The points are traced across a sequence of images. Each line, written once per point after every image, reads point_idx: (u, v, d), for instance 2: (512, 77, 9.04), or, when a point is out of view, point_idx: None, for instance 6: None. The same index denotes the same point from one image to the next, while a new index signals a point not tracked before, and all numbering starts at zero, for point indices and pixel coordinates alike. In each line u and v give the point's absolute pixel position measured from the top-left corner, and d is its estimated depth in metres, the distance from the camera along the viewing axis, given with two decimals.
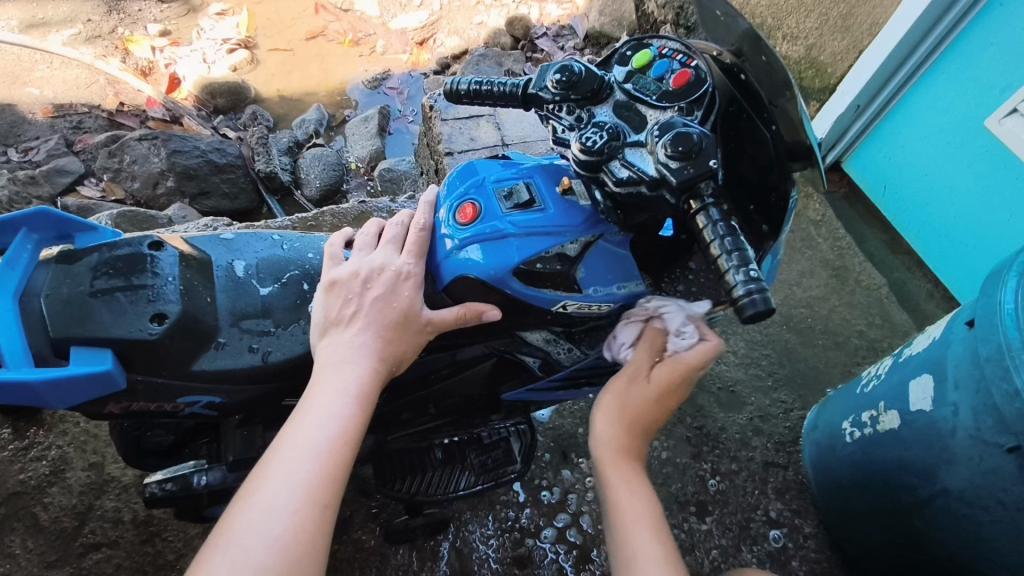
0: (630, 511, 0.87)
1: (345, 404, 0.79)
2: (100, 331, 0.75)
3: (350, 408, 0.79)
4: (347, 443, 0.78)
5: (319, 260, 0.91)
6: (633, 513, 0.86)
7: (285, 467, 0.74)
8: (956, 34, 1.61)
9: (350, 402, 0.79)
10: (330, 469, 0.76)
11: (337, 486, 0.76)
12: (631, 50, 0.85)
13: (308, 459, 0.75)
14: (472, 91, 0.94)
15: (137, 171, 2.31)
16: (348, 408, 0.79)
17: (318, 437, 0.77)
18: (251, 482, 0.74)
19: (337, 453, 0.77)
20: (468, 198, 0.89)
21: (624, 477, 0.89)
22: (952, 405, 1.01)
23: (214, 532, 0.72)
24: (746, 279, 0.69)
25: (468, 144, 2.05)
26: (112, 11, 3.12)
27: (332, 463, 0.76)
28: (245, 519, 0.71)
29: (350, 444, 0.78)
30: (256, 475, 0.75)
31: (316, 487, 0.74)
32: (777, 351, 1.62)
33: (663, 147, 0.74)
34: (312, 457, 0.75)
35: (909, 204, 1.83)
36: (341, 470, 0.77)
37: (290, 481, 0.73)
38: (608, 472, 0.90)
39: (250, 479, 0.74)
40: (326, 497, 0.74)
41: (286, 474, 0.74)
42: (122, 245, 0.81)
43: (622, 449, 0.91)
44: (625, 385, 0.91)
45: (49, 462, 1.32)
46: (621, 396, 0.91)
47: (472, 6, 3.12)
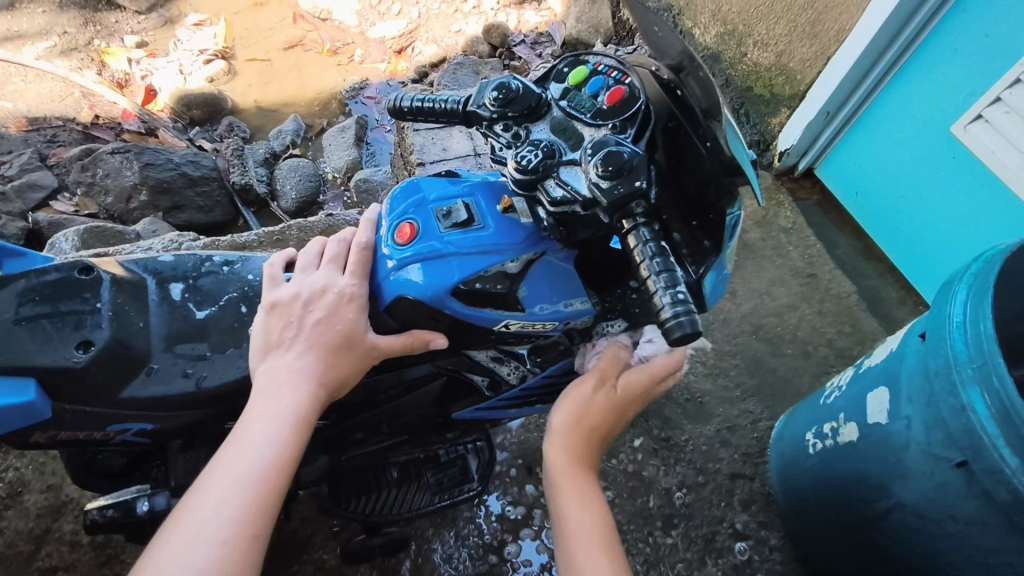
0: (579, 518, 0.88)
1: (281, 430, 0.77)
2: (23, 360, 0.73)
3: (287, 434, 0.78)
4: (282, 470, 0.77)
5: (259, 280, 0.90)
6: (578, 519, 0.88)
7: (216, 495, 0.73)
8: (920, 40, 1.61)
9: (287, 428, 0.78)
10: (262, 497, 0.74)
11: (269, 515, 0.75)
12: (568, 67, 0.85)
13: (240, 487, 0.74)
14: (415, 107, 0.94)
15: (109, 185, 2.29)
16: (285, 434, 0.78)
17: (251, 464, 0.75)
18: (181, 509, 0.73)
19: (271, 480, 0.76)
20: (407, 217, 0.88)
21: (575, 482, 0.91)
22: (906, 418, 1.00)
23: (141, 560, 0.70)
24: (674, 300, 0.68)
25: (440, 154, 2.05)
26: (87, 24, 3.11)
27: (265, 491, 0.75)
28: (171, 548, 0.69)
29: (285, 471, 0.77)
30: (188, 502, 0.73)
31: (246, 516, 0.73)
32: (746, 360, 1.61)
33: (594, 167, 0.73)
34: (243, 486, 0.74)
35: (881, 210, 1.83)
36: (275, 498, 0.76)
37: (219, 510, 0.72)
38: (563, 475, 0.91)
39: (180, 508, 0.73)
40: (256, 526, 0.73)
41: (216, 503, 0.72)
42: (50, 270, 0.80)
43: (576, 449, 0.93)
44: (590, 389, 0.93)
45: (6, 484, 1.31)
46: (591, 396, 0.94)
47: (450, 14, 3.12)
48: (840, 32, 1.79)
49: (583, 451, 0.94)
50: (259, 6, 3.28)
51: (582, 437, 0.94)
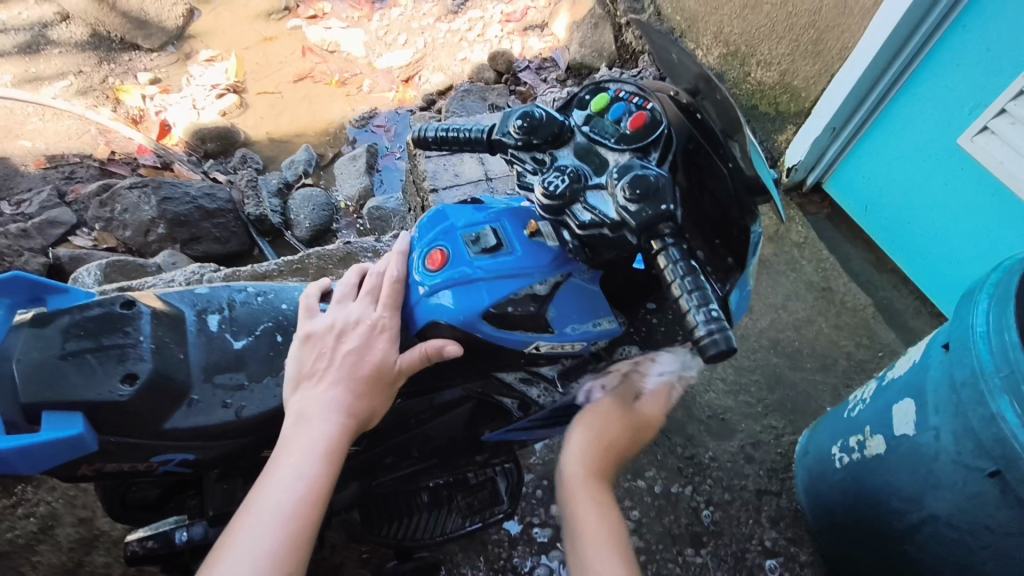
0: (595, 511, 0.88)
1: (311, 463, 0.79)
2: (70, 394, 0.75)
3: (318, 468, 0.79)
4: (313, 504, 0.78)
5: (294, 310, 0.93)
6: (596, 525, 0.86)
7: (250, 533, 0.74)
8: (924, 55, 1.64)
9: (318, 462, 0.79)
10: (295, 532, 0.76)
11: (303, 550, 0.76)
12: (589, 94, 0.88)
13: (273, 524, 0.75)
14: (440, 137, 0.96)
15: (127, 219, 2.32)
16: (315, 467, 0.79)
17: (283, 499, 0.77)
18: (219, 549, 0.74)
19: (303, 515, 0.77)
20: (437, 244, 0.90)
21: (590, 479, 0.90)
22: (933, 429, 1.01)
23: None
24: (707, 318, 0.70)
25: (452, 180, 2.07)
26: (103, 62, 3.20)
27: (296, 527, 0.76)
28: None
29: (317, 504, 0.78)
30: (226, 538, 0.75)
31: (280, 554, 0.74)
32: (766, 376, 1.61)
33: (621, 190, 0.76)
34: (277, 522, 0.75)
35: (892, 222, 1.85)
36: (308, 532, 0.77)
37: (254, 547, 0.73)
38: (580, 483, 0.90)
39: (218, 544, 0.75)
40: (291, 562, 0.74)
41: (250, 542, 0.74)
42: (93, 305, 0.82)
43: (595, 465, 0.91)
44: (613, 408, 0.94)
45: (37, 519, 1.32)
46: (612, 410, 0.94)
47: (455, 43, 3.21)
48: (843, 50, 1.82)
49: (601, 470, 0.92)
50: (268, 40, 3.36)
51: (603, 456, 0.92)
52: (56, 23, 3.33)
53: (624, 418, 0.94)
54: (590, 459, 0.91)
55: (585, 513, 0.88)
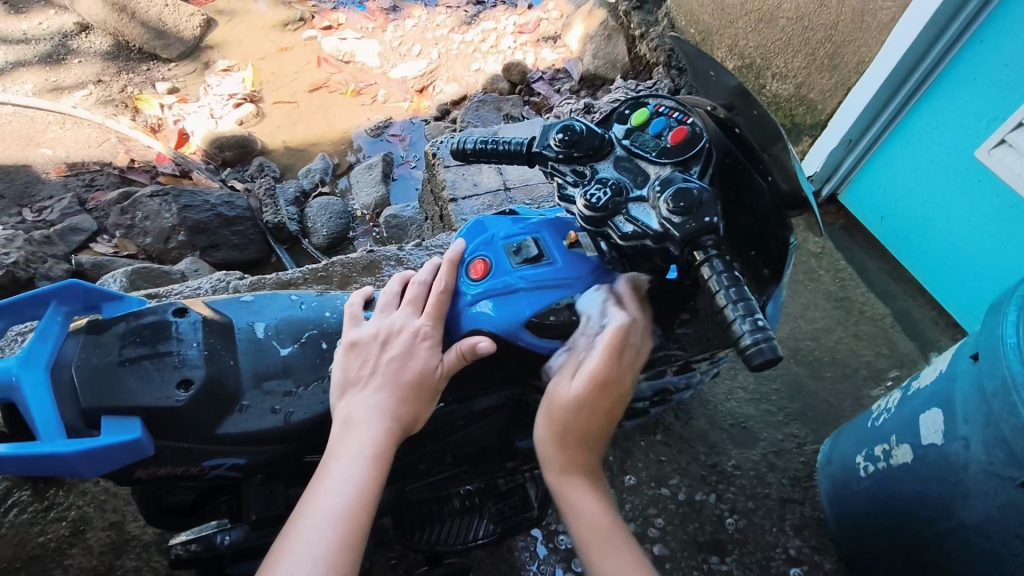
0: (589, 512, 0.92)
1: (358, 467, 0.81)
2: (128, 399, 0.77)
3: (365, 471, 0.81)
4: (363, 507, 0.80)
5: (337, 319, 0.95)
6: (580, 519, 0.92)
7: (304, 537, 0.77)
8: (940, 69, 1.67)
9: (365, 466, 0.81)
10: (347, 534, 0.78)
11: (356, 552, 0.78)
12: (629, 109, 0.90)
13: (326, 529, 0.78)
14: (477, 149, 0.98)
15: (148, 227, 2.35)
16: (363, 471, 0.81)
17: (334, 502, 0.79)
18: (275, 552, 0.77)
19: (354, 518, 0.79)
20: (479, 254, 0.93)
21: (574, 475, 0.93)
22: (963, 438, 1.02)
23: None
24: (753, 328, 0.72)
25: (471, 190, 2.09)
26: (122, 72, 3.25)
27: (349, 529, 0.78)
28: None
29: (366, 507, 0.80)
30: (281, 543, 0.77)
31: (335, 556, 0.76)
32: (787, 385, 1.63)
33: (664, 203, 0.78)
34: (330, 525, 0.78)
35: (908, 233, 1.87)
36: (359, 534, 0.79)
37: (309, 551, 0.76)
38: (563, 482, 0.92)
39: (274, 549, 0.77)
40: (345, 564, 0.76)
41: (305, 545, 0.76)
42: (146, 313, 0.84)
43: (574, 460, 0.91)
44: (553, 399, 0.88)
45: (69, 523, 1.32)
46: (563, 397, 0.87)
47: (469, 54, 3.25)
48: (860, 64, 1.86)
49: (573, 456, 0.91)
50: (284, 50, 3.41)
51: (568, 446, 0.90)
52: (76, 33, 3.39)
53: (563, 402, 0.87)
54: (565, 455, 0.91)
55: (577, 514, 0.91)
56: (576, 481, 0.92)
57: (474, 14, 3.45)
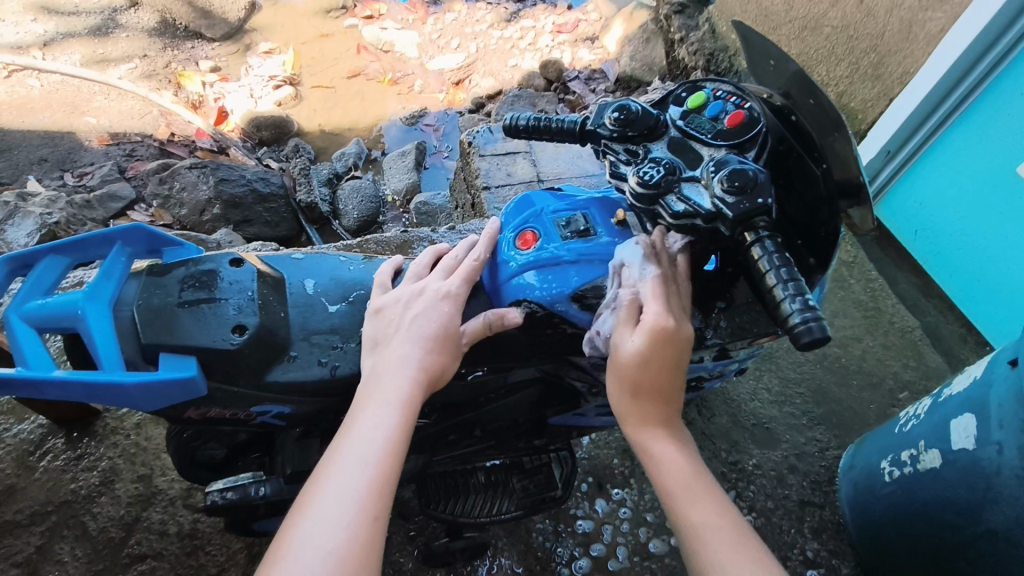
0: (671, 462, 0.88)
1: (389, 413, 0.80)
2: (187, 339, 0.80)
3: (396, 419, 0.80)
4: (394, 452, 0.78)
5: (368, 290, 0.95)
6: (666, 459, 0.88)
7: (335, 481, 0.75)
8: (986, 84, 1.66)
9: (395, 413, 0.80)
10: (379, 479, 0.76)
11: (387, 497, 0.76)
12: (686, 92, 0.92)
13: (358, 472, 0.75)
14: (530, 125, 0.99)
15: (185, 198, 2.39)
16: (393, 419, 0.80)
17: (364, 447, 0.77)
18: (305, 497, 0.75)
19: (386, 462, 0.77)
20: (527, 226, 0.95)
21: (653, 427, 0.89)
22: (997, 443, 1.02)
23: (271, 550, 0.72)
24: (802, 307, 0.73)
25: (505, 179, 2.09)
26: (167, 48, 3.32)
27: (382, 474, 0.76)
28: (303, 535, 0.71)
29: (397, 452, 0.78)
30: (311, 489, 0.75)
31: (367, 499, 0.74)
32: (812, 390, 1.62)
33: (719, 183, 0.79)
34: (361, 469, 0.75)
35: (942, 249, 1.86)
36: (390, 480, 0.76)
37: (340, 493, 0.73)
38: (640, 434, 0.89)
39: (304, 495, 0.75)
40: (376, 507, 0.74)
41: (336, 488, 0.74)
42: (205, 261, 0.87)
43: (645, 412, 0.88)
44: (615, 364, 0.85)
45: (99, 473, 1.33)
46: (624, 353, 0.83)
47: (507, 50, 3.29)
48: (904, 75, 1.86)
49: (644, 401, 0.87)
50: (325, 37, 3.46)
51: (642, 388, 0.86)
52: (125, 8, 3.47)
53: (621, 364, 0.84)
54: (634, 409, 0.88)
55: (656, 467, 0.88)
56: (655, 432, 0.89)
57: (514, 11, 3.49)
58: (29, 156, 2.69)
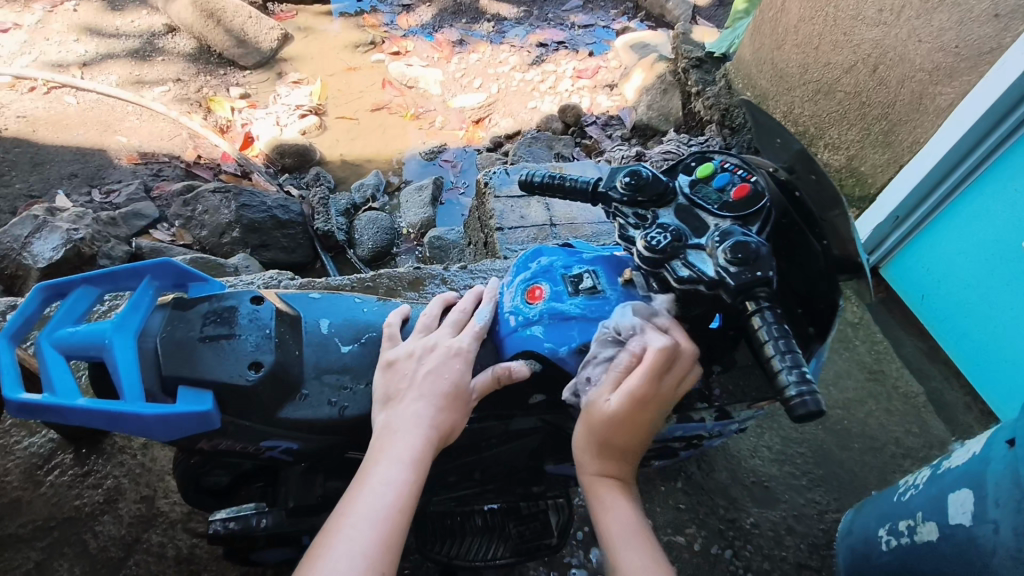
0: (622, 526, 0.96)
1: (400, 470, 0.82)
2: (205, 373, 0.83)
3: (407, 475, 0.82)
4: (403, 509, 0.80)
5: (378, 336, 0.98)
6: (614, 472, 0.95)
7: (345, 534, 0.76)
8: (994, 158, 1.70)
9: (406, 469, 0.82)
10: (388, 535, 0.78)
11: (394, 554, 0.78)
12: (695, 162, 0.96)
13: (367, 527, 0.77)
14: (545, 182, 1.03)
15: (207, 220, 2.46)
16: (404, 475, 0.82)
17: (374, 502, 0.79)
18: (315, 549, 0.76)
19: (395, 520, 0.79)
20: (536, 281, 0.99)
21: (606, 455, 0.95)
22: (992, 522, 1.02)
23: None
24: (799, 379, 0.76)
25: (518, 221, 2.13)
26: (200, 73, 3.45)
27: (391, 530, 0.78)
28: None
29: (406, 509, 0.80)
30: (320, 542, 0.77)
31: (375, 554, 0.76)
32: (812, 450, 1.62)
33: (723, 253, 0.83)
34: (370, 525, 0.77)
35: (948, 315, 1.88)
36: (398, 537, 0.79)
37: (350, 548, 0.75)
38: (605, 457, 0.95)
39: (313, 548, 0.76)
40: (383, 563, 0.76)
41: (347, 543, 0.76)
42: (228, 297, 0.91)
43: (610, 465, 0.95)
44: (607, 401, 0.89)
45: (104, 491, 1.35)
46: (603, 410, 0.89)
47: (527, 93, 3.39)
48: (914, 144, 1.90)
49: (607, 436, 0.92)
50: (353, 70, 3.58)
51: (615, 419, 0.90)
52: (163, 33, 3.61)
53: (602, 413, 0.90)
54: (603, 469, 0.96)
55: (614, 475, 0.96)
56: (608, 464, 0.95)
57: (536, 55, 3.60)
58: (60, 171, 2.79)
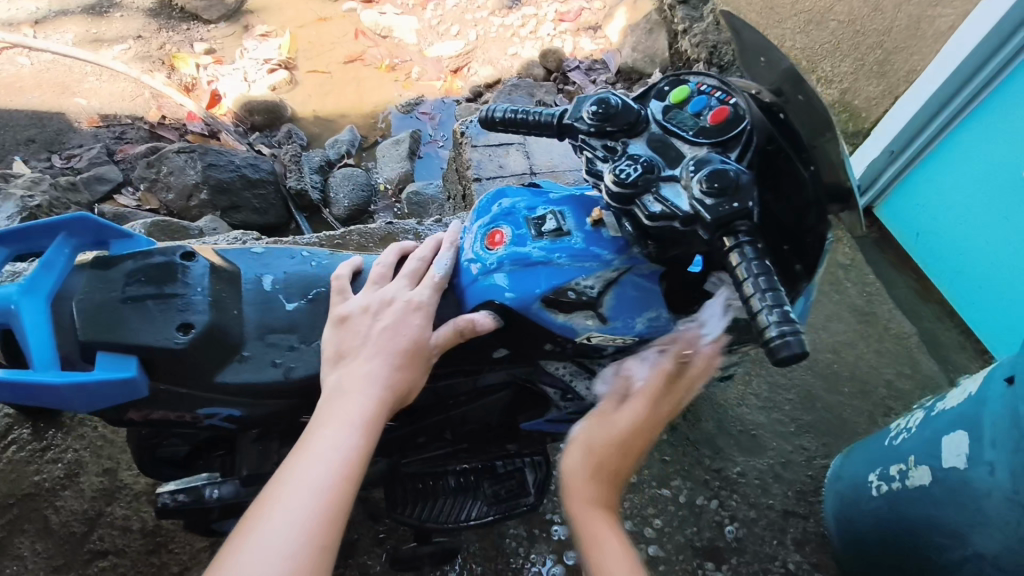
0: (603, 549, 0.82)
1: (349, 435, 0.75)
2: (129, 338, 0.76)
3: (356, 440, 0.75)
4: (351, 477, 0.73)
5: (326, 292, 0.89)
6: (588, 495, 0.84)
7: (282, 505, 0.69)
8: (998, 82, 1.60)
9: (356, 434, 0.75)
10: (332, 505, 0.71)
11: (339, 526, 0.71)
12: (669, 86, 0.86)
13: (309, 497, 0.70)
14: (507, 118, 0.94)
15: (172, 182, 2.34)
16: (354, 440, 0.75)
17: (319, 469, 0.72)
18: (249, 522, 0.69)
19: (340, 489, 0.72)
20: (497, 225, 0.90)
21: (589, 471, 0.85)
22: (989, 463, 0.97)
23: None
24: (781, 320, 0.68)
25: (497, 171, 2.03)
26: (161, 29, 3.26)
27: (335, 499, 0.71)
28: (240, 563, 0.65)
29: (354, 477, 0.74)
30: (255, 513, 0.70)
31: (315, 527, 0.69)
32: (802, 395, 1.57)
33: (698, 183, 0.74)
34: (312, 495, 0.70)
35: (944, 254, 1.80)
36: (343, 508, 0.72)
37: (287, 521, 0.68)
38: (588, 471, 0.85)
39: (246, 519, 0.69)
40: (324, 537, 0.69)
41: (284, 514, 0.69)
42: (156, 253, 0.83)
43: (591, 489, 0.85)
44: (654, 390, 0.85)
45: (64, 465, 1.29)
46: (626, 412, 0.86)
47: (507, 38, 3.23)
48: (910, 72, 1.80)
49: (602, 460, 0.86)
50: (323, 20, 3.40)
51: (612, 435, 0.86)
52: None
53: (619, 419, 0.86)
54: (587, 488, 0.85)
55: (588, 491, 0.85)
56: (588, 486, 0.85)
57: None
58: (17, 137, 2.66)
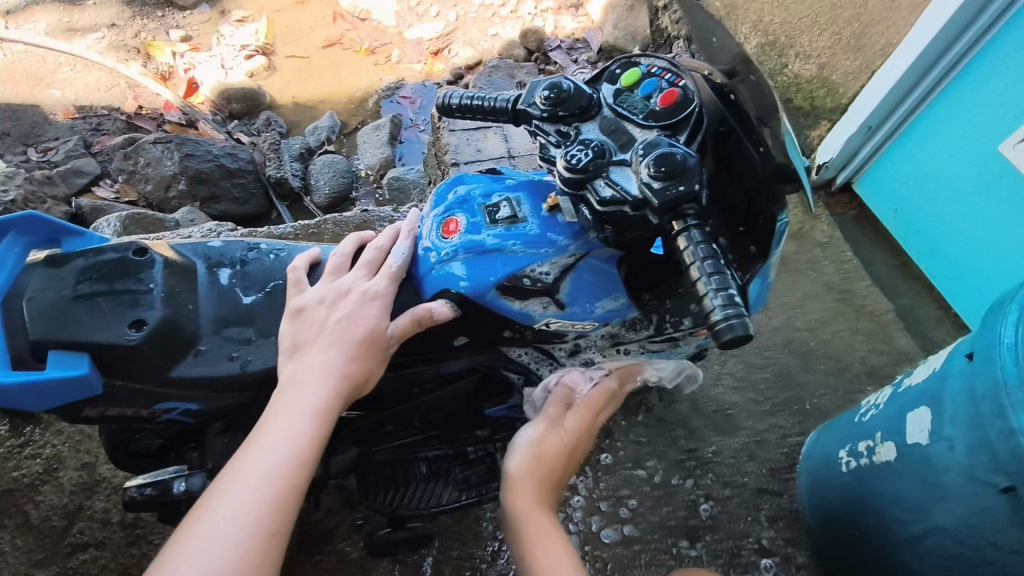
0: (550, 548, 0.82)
1: (302, 424, 0.75)
2: (81, 335, 0.76)
3: (310, 429, 0.76)
4: (304, 465, 0.74)
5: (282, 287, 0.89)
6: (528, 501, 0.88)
7: (234, 494, 0.70)
8: (970, 57, 1.58)
9: (310, 423, 0.76)
10: (284, 493, 0.71)
11: (291, 513, 0.71)
12: (620, 68, 0.85)
13: (261, 485, 0.71)
14: (464, 105, 0.94)
15: (149, 173, 2.33)
16: (307, 429, 0.76)
17: (271, 458, 0.73)
18: (201, 509, 0.70)
19: (293, 477, 0.73)
20: (454, 213, 0.90)
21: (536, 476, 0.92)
22: (948, 439, 0.98)
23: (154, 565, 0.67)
24: (725, 302, 0.69)
25: (474, 155, 2.01)
26: (136, 16, 3.21)
27: (287, 487, 0.72)
28: (190, 551, 0.66)
29: (307, 465, 0.74)
30: (207, 502, 0.70)
31: (266, 515, 0.69)
32: (777, 373, 1.58)
33: (646, 167, 0.73)
34: (263, 483, 0.71)
35: (921, 228, 1.81)
36: (296, 495, 0.72)
37: (238, 509, 0.69)
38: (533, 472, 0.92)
39: (198, 508, 0.70)
40: (276, 524, 0.69)
41: (235, 501, 0.69)
42: (109, 251, 0.83)
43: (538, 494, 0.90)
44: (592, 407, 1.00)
45: (43, 460, 1.30)
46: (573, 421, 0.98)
47: (487, 18, 3.18)
48: (886, 46, 1.78)
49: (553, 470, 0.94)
50: (301, 4, 3.35)
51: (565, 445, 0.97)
52: None
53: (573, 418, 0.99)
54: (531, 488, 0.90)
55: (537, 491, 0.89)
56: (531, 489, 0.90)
57: None
58: None
